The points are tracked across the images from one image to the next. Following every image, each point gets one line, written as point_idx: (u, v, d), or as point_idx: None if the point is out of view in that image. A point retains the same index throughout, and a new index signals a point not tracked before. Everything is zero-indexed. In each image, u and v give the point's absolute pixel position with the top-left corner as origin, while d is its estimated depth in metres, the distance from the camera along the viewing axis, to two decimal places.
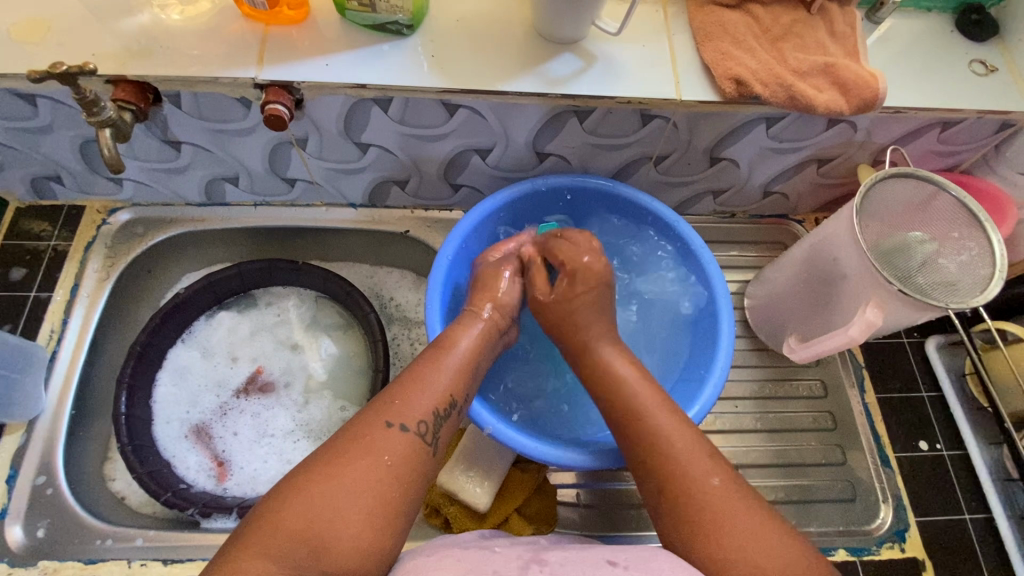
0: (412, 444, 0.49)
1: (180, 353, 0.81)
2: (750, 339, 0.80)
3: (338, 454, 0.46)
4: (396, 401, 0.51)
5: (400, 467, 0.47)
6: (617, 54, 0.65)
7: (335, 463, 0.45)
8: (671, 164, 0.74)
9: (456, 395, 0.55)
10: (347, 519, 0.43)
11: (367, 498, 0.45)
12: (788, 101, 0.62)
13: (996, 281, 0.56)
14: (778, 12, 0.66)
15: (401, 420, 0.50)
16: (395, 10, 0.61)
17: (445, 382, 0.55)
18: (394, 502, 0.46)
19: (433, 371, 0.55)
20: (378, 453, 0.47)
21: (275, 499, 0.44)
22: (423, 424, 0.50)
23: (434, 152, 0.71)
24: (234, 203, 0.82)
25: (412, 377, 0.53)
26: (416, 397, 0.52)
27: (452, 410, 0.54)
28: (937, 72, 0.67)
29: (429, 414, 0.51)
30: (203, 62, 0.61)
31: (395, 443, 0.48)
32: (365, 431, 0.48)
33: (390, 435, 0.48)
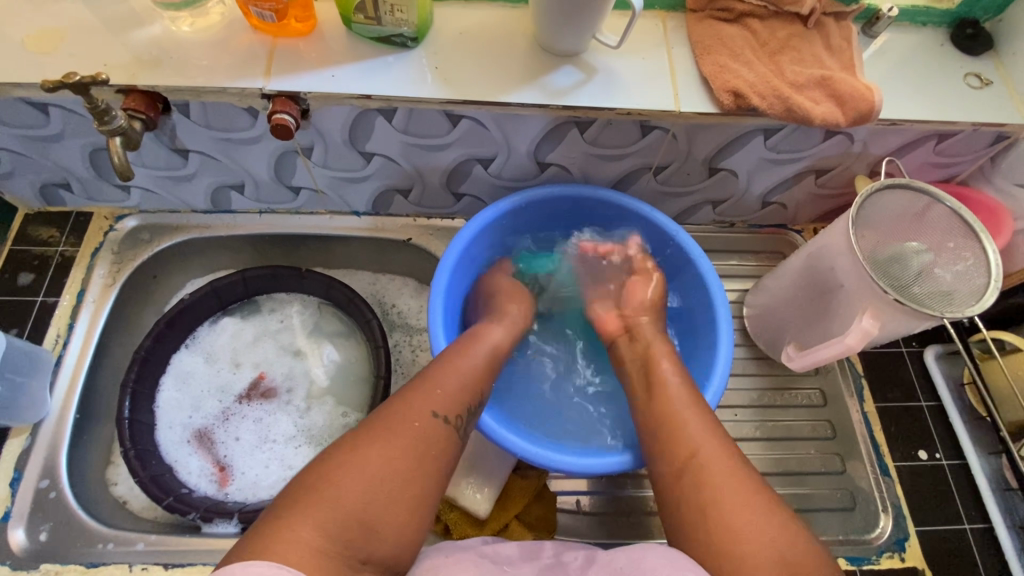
0: (454, 437, 0.51)
1: (184, 358, 0.82)
2: (750, 347, 0.80)
3: (388, 439, 0.47)
4: (440, 391, 0.53)
5: (442, 459, 0.49)
6: (617, 67, 0.66)
7: (386, 449, 0.46)
8: (670, 174, 0.75)
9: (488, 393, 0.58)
10: (395, 505, 0.44)
11: (414, 488, 0.46)
12: (785, 112, 0.63)
13: (992, 289, 0.57)
14: (776, 26, 0.67)
15: (446, 412, 0.51)
16: (401, 23, 0.62)
17: (481, 378, 0.57)
18: (435, 492, 0.48)
19: (471, 364, 0.58)
20: (426, 444, 0.48)
21: (322, 478, 0.43)
22: (463, 419, 0.52)
23: (437, 161, 0.73)
24: (239, 210, 0.83)
25: (450, 369, 0.56)
26: (453, 388, 0.54)
27: (481, 406, 0.56)
28: (932, 85, 0.68)
29: (465, 409, 0.53)
30: (213, 72, 0.62)
31: (437, 433, 0.49)
32: (411, 419, 0.49)
33: (435, 427, 0.50)
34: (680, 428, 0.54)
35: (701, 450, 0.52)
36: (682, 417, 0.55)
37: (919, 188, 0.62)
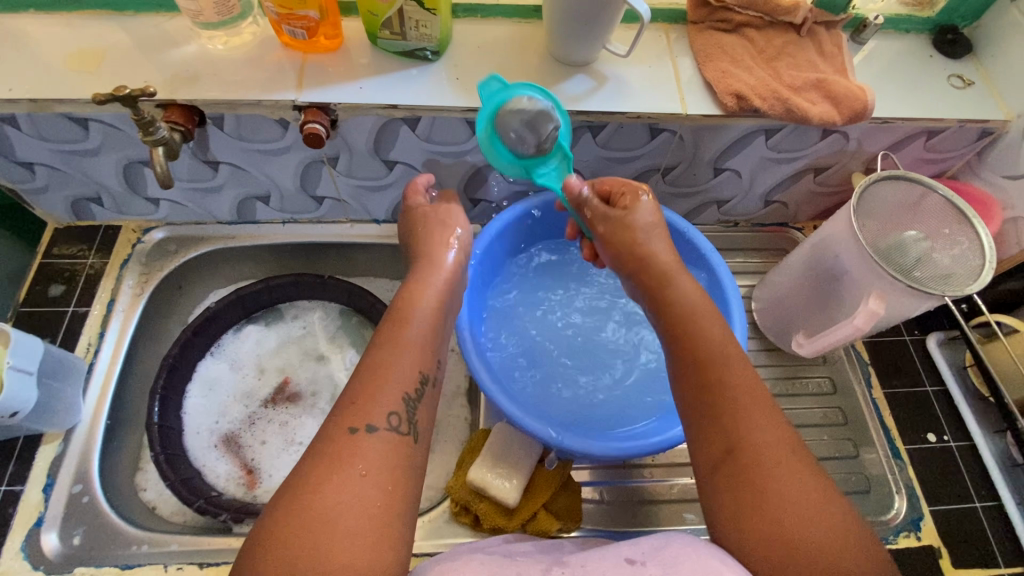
0: (389, 440, 0.45)
1: (210, 365, 0.84)
2: (759, 339, 0.83)
3: (305, 485, 0.41)
4: (356, 400, 0.46)
5: (379, 469, 0.44)
6: (626, 75, 0.71)
7: (306, 495, 0.41)
8: (678, 175, 0.79)
9: (423, 370, 0.51)
10: (345, 543, 0.39)
11: (351, 517, 0.40)
12: (785, 113, 0.67)
13: (988, 269, 0.60)
14: (771, 34, 0.72)
15: (366, 421, 0.45)
16: (424, 38, 0.66)
17: (409, 359, 0.50)
18: (387, 506, 0.42)
19: (391, 349, 0.50)
20: (351, 466, 0.43)
21: (248, 555, 0.39)
22: (394, 417, 0.46)
23: (456, 167, 0.76)
24: (263, 220, 0.86)
25: (373, 371, 0.48)
26: (379, 390, 0.47)
27: (422, 391, 0.50)
28: (919, 86, 0.73)
29: (399, 403, 0.47)
30: (247, 87, 0.66)
31: (366, 449, 0.44)
32: (327, 446, 0.44)
33: (359, 443, 0.44)
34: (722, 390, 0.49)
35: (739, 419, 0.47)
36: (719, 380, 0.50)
37: (913, 179, 0.66)
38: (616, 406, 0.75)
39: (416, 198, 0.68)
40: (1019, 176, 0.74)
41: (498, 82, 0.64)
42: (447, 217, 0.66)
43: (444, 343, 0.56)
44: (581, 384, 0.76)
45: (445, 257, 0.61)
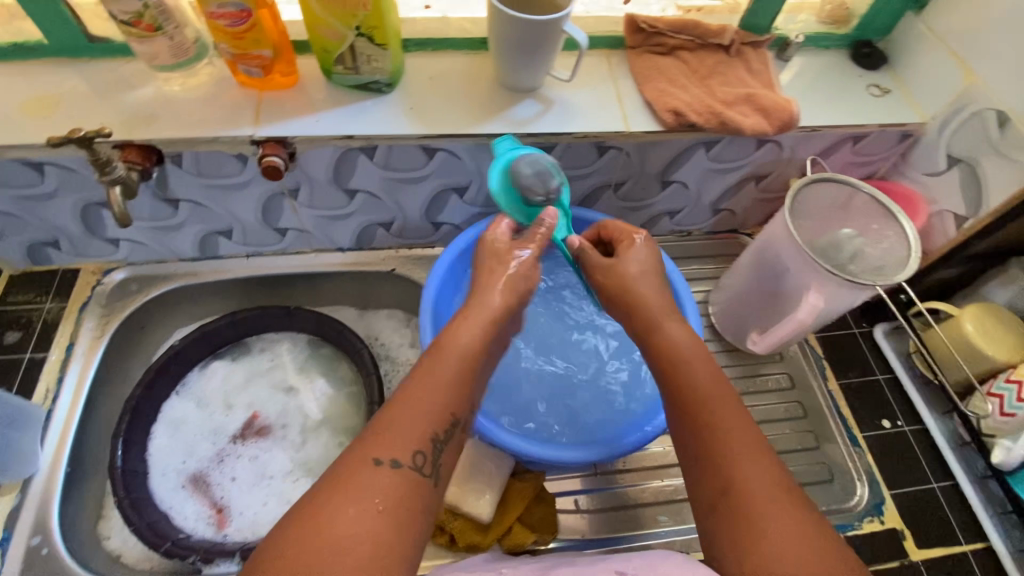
0: (411, 479, 0.44)
1: (175, 405, 0.83)
2: (718, 341, 0.86)
3: (320, 503, 0.41)
4: (386, 428, 0.46)
5: (395, 507, 0.42)
6: (571, 97, 0.75)
7: (319, 515, 0.40)
8: (629, 190, 0.83)
9: (458, 414, 0.50)
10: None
11: (356, 551, 0.39)
12: (720, 126, 0.72)
13: (914, 256, 0.64)
14: (703, 56, 0.78)
15: (394, 454, 0.44)
16: (376, 71, 0.69)
17: (446, 398, 0.49)
18: (394, 554, 0.40)
19: (431, 380, 0.50)
20: (370, 497, 0.42)
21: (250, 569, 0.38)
22: (419, 456, 0.45)
23: (415, 193, 0.78)
24: (227, 255, 0.86)
25: (406, 401, 0.48)
26: (407, 423, 0.46)
27: (453, 430, 0.49)
28: (841, 96, 0.80)
29: (427, 442, 0.46)
30: (205, 124, 0.67)
31: (386, 485, 0.43)
32: (349, 472, 0.43)
33: (377, 477, 0.43)
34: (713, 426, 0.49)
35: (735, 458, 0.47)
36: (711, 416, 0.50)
37: (840, 181, 0.70)
38: (589, 412, 0.77)
39: (495, 231, 0.65)
40: (939, 173, 0.79)
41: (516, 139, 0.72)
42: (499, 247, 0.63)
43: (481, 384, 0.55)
44: (550, 395, 0.78)
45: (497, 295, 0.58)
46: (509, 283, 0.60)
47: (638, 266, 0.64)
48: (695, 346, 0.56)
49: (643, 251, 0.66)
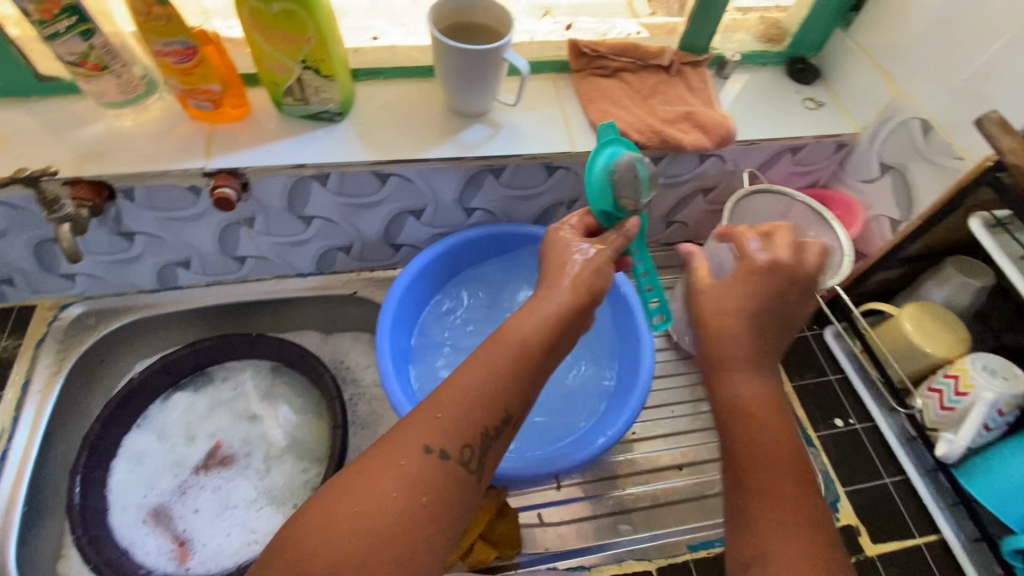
0: (456, 474, 0.45)
1: (136, 438, 0.83)
2: (675, 350, 0.90)
3: (364, 487, 0.42)
4: (438, 418, 0.46)
5: (439, 499, 0.44)
6: (519, 121, 0.77)
7: (365, 503, 0.42)
8: (582, 207, 0.86)
9: (512, 408, 0.48)
10: (377, 563, 0.40)
11: (400, 543, 0.41)
12: (662, 143, 0.75)
13: (846, 259, 0.69)
14: (646, 76, 0.82)
15: (443, 445, 0.45)
16: (326, 101, 0.71)
17: (502, 393, 0.48)
18: (426, 546, 0.42)
19: (485, 374, 0.48)
20: (417, 490, 0.43)
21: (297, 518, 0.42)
22: (467, 451, 0.45)
23: (372, 217, 0.80)
24: (187, 285, 0.87)
25: (460, 385, 0.47)
26: (460, 413, 0.46)
27: (504, 426, 0.48)
28: (779, 110, 0.84)
29: (478, 437, 0.46)
30: (156, 158, 0.68)
31: (430, 475, 0.44)
32: (400, 446, 0.44)
33: (424, 464, 0.44)
34: (761, 491, 0.47)
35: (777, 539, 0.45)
36: (766, 482, 0.48)
37: (776, 191, 0.74)
38: (549, 423, 0.78)
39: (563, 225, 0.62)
40: (874, 180, 0.83)
41: (612, 129, 0.64)
42: (567, 242, 0.59)
43: (544, 371, 0.51)
44: None
45: (562, 294, 0.54)
46: (577, 283, 0.55)
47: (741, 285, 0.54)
48: (767, 386, 0.52)
49: (742, 282, 0.54)
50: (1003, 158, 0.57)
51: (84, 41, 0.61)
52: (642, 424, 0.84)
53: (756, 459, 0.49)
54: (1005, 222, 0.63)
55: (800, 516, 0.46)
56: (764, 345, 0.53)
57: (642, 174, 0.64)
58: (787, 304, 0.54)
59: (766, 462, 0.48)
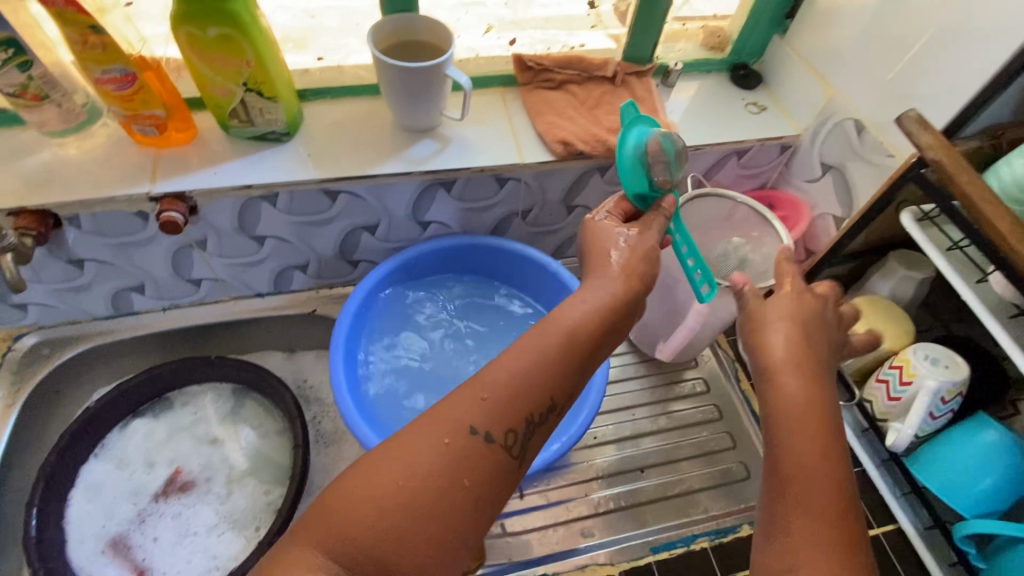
0: (499, 457, 0.46)
1: (94, 468, 0.82)
2: (635, 352, 0.92)
3: (410, 454, 0.44)
4: (485, 400, 0.46)
5: (481, 482, 0.45)
6: (467, 135, 0.79)
7: (410, 478, 0.43)
8: (536, 217, 0.87)
9: (558, 398, 0.49)
10: (413, 540, 0.41)
11: (437, 517, 0.42)
12: (607, 152, 0.77)
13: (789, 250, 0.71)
14: (591, 87, 0.84)
15: (489, 427, 0.46)
16: (272, 122, 0.71)
17: (546, 379, 0.49)
18: (464, 528, 0.43)
19: (533, 364, 0.49)
20: (459, 472, 0.44)
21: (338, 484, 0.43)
22: (511, 436, 0.46)
23: (325, 234, 0.80)
24: (143, 310, 0.86)
25: (511, 370, 0.48)
26: (509, 398, 0.47)
27: (548, 414, 0.49)
28: (722, 115, 0.86)
29: (520, 422, 0.47)
30: (101, 185, 0.68)
31: (477, 459, 0.45)
32: (449, 424, 0.45)
33: (472, 445, 0.45)
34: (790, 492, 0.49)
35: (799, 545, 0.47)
36: (794, 485, 0.49)
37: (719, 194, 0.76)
38: None
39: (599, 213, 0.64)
40: (817, 179, 0.86)
41: (633, 108, 0.62)
42: (608, 227, 0.62)
43: (592, 362, 0.52)
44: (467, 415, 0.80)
45: (600, 286, 0.56)
46: (628, 270, 0.58)
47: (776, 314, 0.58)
48: (809, 382, 0.53)
49: (790, 308, 0.58)
50: (923, 154, 0.59)
51: (22, 73, 0.61)
52: (602, 429, 0.85)
53: (791, 460, 0.50)
54: (932, 215, 0.66)
55: (826, 520, 0.47)
56: (806, 356, 0.55)
57: (671, 150, 0.64)
58: (823, 323, 0.59)
59: (803, 468, 0.49)
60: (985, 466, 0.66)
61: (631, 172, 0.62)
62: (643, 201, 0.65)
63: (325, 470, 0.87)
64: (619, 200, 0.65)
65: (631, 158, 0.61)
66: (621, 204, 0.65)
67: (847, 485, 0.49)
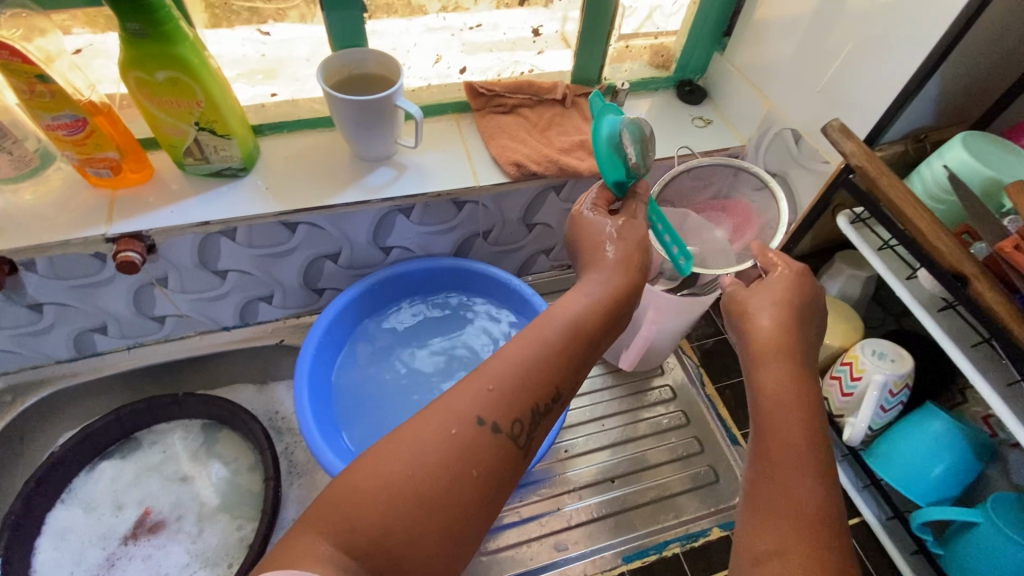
0: (506, 446, 0.48)
1: (61, 514, 0.80)
2: (603, 363, 0.93)
3: (419, 444, 0.45)
4: (492, 390, 0.49)
5: (486, 472, 0.47)
6: (422, 161, 0.81)
7: (420, 464, 0.44)
8: (497, 237, 0.89)
9: (561, 388, 0.52)
10: (422, 527, 0.43)
11: (447, 505, 0.44)
12: (559, 171, 0.79)
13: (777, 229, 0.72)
14: (542, 110, 0.87)
15: (495, 418, 0.48)
16: (228, 159, 0.73)
17: (552, 370, 0.51)
18: (470, 515, 0.45)
19: (537, 356, 0.51)
20: (468, 462, 0.46)
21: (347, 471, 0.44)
22: (517, 425, 0.49)
23: (288, 264, 0.81)
24: (106, 350, 0.86)
25: (513, 356, 0.51)
26: (516, 390, 0.49)
27: (549, 407, 0.52)
28: (670, 130, 0.89)
29: (527, 411, 0.49)
30: (56, 229, 0.68)
31: (485, 446, 0.47)
32: (456, 407, 0.48)
33: (480, 434, 0.47)
34: (776, 474, 0.49)
35: (780, 520, 0.47)
36: (782, 466, 0.49)
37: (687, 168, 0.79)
38: None
39: (583, 206, 0.65)
40: None
41: (599, 99, 0.63)
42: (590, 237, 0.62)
43: (592, 354, 0.55)
44: None
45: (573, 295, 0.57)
46: (625, 263, 0.60)
47: (765, 298, 0.60)
48: (798, 363, 0.55)
49: (784, 289, 0.60)
50: (847, 160, 0.63)
51: None
52: (574, 442, 0.86)
53: (778, 443, 0.51)
54: (864, 216, 0.70)
55: (809, 498, 0.48)
56: (795, 344, 0.56)
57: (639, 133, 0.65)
58: (816, 304, 0.61)
59: (789, 453, 0.50)
60: (934, 453, 0.69)
61: (608, 162, 0.62)
62: (621, 188, 0.66)
63: (299, 501, 0.86)
64: (598, 191, 0.66)
65: (607, 148, 0.62)
66: (602, 195, 0.66)
67: (830, 469, 0.50)
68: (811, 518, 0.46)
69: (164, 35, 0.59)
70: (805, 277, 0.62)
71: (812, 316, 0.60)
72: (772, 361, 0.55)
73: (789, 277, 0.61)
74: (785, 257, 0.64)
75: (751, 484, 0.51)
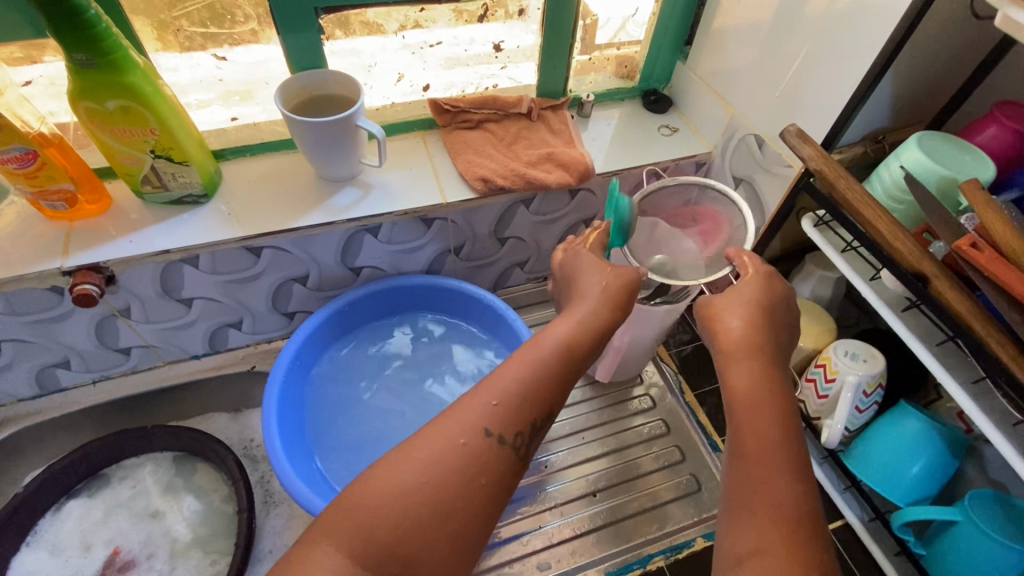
0: (512, 456, 0.47)
1: (27, 557, 0.78)
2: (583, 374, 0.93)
3: (429, 452, 0.44)
4: (496, 403, 0.47)
5: (495, 480, 0.46)
6: (388, 180, 0.80)
7: (428, 470, 0.43)
8: (469, 252, 0.89)
9: (555, 406, 0.51)
10: (431, 535, 0.42)
11: (459, 513, 0.43)
12: (526, 184, 0.79)
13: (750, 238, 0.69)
14: (508, 124, 0.87)
15: (501, 429, 0.47)
16: (186, 186, 0.72)
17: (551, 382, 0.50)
18: (475, 524, 0.43)
19: (531, 358, 0.50)
20: (475, 471, 0.45)
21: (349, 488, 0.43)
22: (521, 436, 0.47)
23: (256, 289, 0.80)
24: (71, 385, 0.84)
25: (517, 366, 0.50)
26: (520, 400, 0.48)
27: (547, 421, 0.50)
28: (637, 139, 0.90)
29: (528, 424, 0.48)
30: (8, 264, 0.66)
31: (490, 457, 0.46)
32: (462, 417, 0.46)
33: (486, 445, 0.46)
34: (755, 470, 0.47)
35: (759, 517, 0.45)
36: (759, 463, 0.48)
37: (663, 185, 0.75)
38: None
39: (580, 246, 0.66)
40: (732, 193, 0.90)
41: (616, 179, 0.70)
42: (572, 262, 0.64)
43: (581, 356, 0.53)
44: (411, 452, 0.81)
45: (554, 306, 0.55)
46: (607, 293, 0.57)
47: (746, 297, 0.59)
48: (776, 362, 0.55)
49: (758, 286, 0.60)
50: (807, 164, 0.64)
51: None
52: (552, 459, 0.84)
53: (756, 440, 0.49)
54: (827, 219, 0.70)
55: (789, 494, 0.46)
56: (764, 340, 0.56)
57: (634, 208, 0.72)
58: (786, 305, 0.60)
59: (765, 449, 0.48)
60: (910, 453, 0.69)
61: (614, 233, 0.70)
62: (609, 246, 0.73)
63: (275, 531, 0.84)
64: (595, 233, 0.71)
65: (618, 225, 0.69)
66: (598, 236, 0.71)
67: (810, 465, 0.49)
68: (791, 515, 0.44)
69: (112, 64, 0.58)
70: (773, 274, 0.62)
71: (788, 313, 0.60)
72: (755, 360, 0.54)
73: (759, 276, 0.61)
74: (757, 259, 0.63)
75: (730, 482, 0.49)
